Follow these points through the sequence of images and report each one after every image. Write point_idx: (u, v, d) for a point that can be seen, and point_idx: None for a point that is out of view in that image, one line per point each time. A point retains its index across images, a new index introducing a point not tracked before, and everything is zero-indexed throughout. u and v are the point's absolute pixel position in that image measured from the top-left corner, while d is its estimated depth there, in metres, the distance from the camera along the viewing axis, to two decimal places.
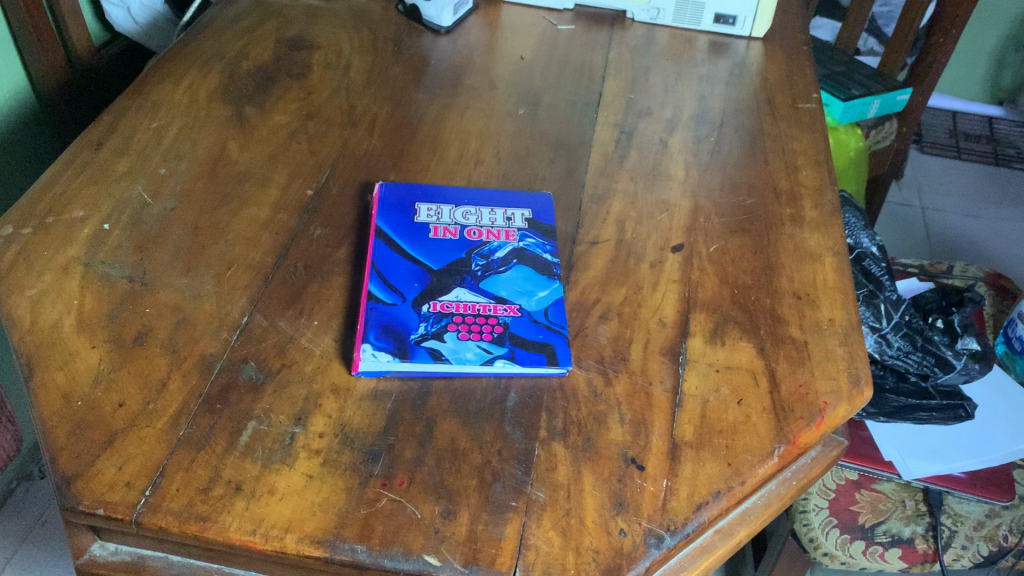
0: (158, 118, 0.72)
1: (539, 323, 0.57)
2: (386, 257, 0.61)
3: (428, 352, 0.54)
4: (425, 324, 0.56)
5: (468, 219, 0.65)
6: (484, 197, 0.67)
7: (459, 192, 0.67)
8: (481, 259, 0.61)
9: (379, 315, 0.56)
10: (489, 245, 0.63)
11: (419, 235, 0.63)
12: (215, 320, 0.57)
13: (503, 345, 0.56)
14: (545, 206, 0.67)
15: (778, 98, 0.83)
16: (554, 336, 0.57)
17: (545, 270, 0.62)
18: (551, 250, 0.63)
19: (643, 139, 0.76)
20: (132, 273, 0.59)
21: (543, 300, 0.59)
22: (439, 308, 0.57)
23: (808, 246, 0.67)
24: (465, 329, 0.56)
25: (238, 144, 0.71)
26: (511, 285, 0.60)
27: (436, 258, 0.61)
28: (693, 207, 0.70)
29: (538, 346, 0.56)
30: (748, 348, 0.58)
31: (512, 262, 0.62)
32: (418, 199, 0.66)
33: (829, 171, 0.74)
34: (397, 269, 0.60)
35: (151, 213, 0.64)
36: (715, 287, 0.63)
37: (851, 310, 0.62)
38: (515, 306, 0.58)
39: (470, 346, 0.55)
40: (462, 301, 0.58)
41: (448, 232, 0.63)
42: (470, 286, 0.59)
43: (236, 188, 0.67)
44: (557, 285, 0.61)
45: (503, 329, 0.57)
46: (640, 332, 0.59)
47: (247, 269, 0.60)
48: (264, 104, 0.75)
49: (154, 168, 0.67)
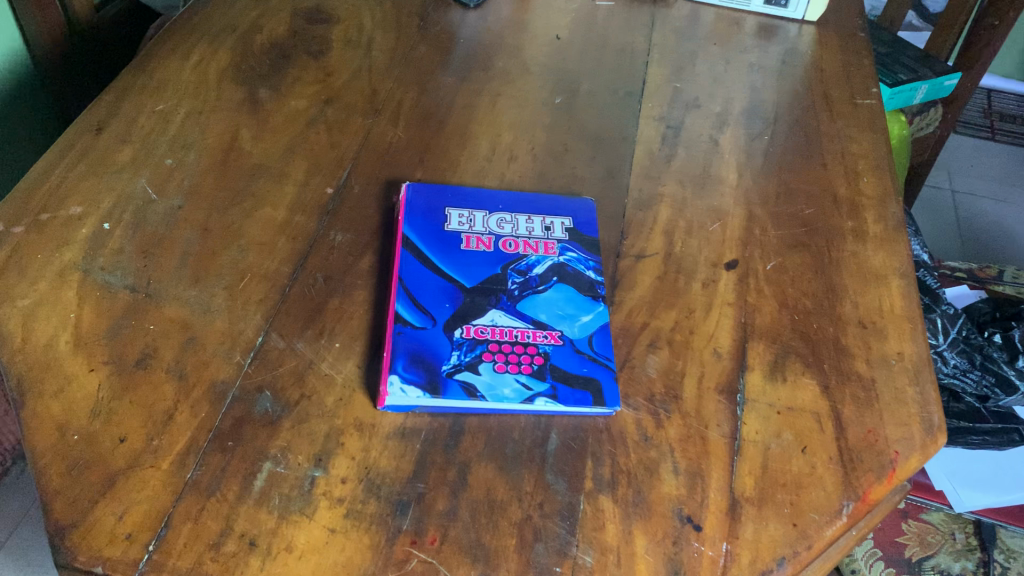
0: (164, 99, 0.66)
1: (583, 354, 0.52)
2: (414, 272, 0.55)
3: (462, 387, 0.49)
4: (458, 353, 0.51)
5: (503, 228, 0.59)
6: (520, 201, 0.61)
7: (493, 195, 0.62)
8: (518, 276, 0.56)
9: (408, 342, 0.51)
10: (526, 259, 0.57)
11: (450, 245, 0.57)
12: (227, 340, 0.51)
13: (544, 380, 0.50)
14: (587, 213, 0.61)
15: (835, 90, 0.76)
16: (601, 370, 0.51)
17: (589, 290, 0.56)
18: (594, 266, 0.58)
19: (691, 135, 0.70)
20: (135, 281, 0.54)
21: (586, 325, 0.54)
22: (473, 333, 0.52)
23: (872, 265, 0.61)
24: (502, 359, 0.51)
25: (250, 133, 0.65)
26: (551, 307, 0.54)
27: (469, 273, 0.55)
28: (747, 216, 0.64)
29: (582, 382, 0.50)
30: (811, 386, 0.53)
31: (552, 280, 0.56)
32: (448, 202, 0.60)
33: (892, 178, 0.68)
34: (427, 288, 0.54)
35: (156, 211, 0.58)
36: (773, 311, 0.57)
37: (922, 343, 0.57)
38: (556, 333, 0.53)
39: (507, 381, 0.50)
40: (498, 326, 0.53)
41: (481, 243, 0.58)
42: (506, 308, 0.54)
43: (250, 184, 0.61)
44: (602, 308, 0.55)
45: (544, 360, 0.51)
46: (694, 363, 0.53)
47: (261, 281, 0.55)
48: (280, 86, 0.69)
49: (159, 159, 0.61)
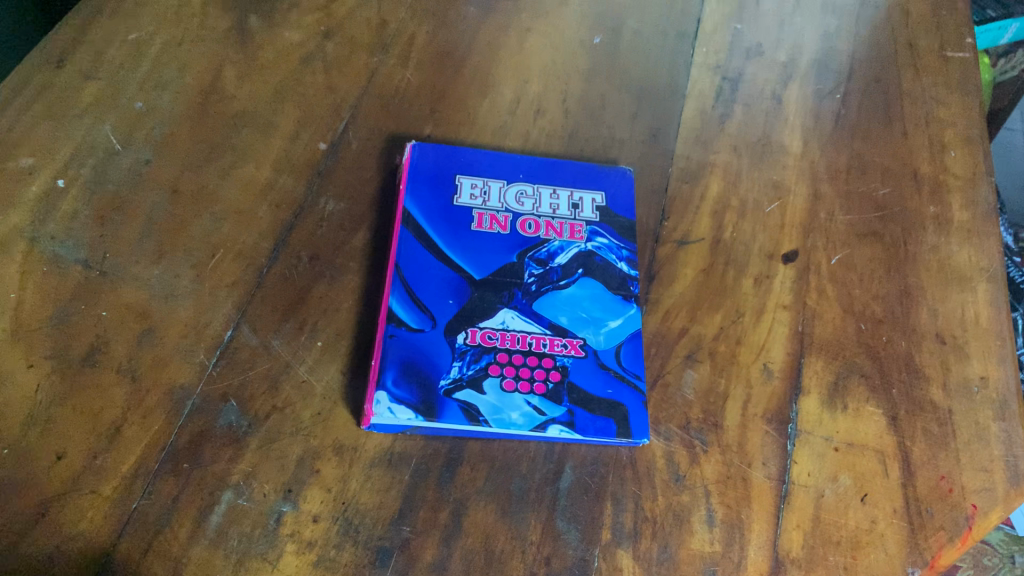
0: (137, 24, 0.56)
1: (608, 371, 0.44)
2: (414, 258, 0.46)
3: (461, 409, 0.41)
4: (459, 364, 0.42)
5: (523, 205, 0.49)
6: (545, 168, 0.51)
7: (514, 158, 0.51)
8: (537, 267, 0.47)
9: (400, 348, 0.42)
10: (548, 246, 0.48)
11: (459, 225, 0.48)
12: (191, 334, 0.44)
13: (560, 403, 0.42)
14: (624, 187, 0.51)
15: (922, 37, 0.65)
16: (628, 392, 0.43)
17: (620, 287, 0.47)
18: (627, 256, 0.49)
19: (750, 89, 0.60)
20: (89, 255, 0.46)
21: (614, 333, 0.45)
22: (479, 339, 0.43)
23: (956, 263, 0.52)
24: (511, 374, 0.42)
25: (236, 72, 0.55)
26: (573, 309, 0.45)
27: (479, 262, 0.46)
28: (811, 196, 0.54)
29: (605, 408, 0.42)
30: (876, 417, 0.45)
31: (576, 273, 0.47)
32: (460, 166, 0.50)
33: (984, 153, 0.58)
34: (428, 279, 0.45)
35: (120, 166, 0.50)
36: (836, 319, 0.49)
37: (1010, 366, 0.48)
38: (578, 342, 0.44)
39: (516, 403, 0.41)
40: (509, 330, 0.44)
41: (496, 223, 0.48)
42: (520, 309, 0.45)
43: (231, 136, 0.52)
44: (633, 312, 0.46)
45: (561, 377, 0.43)
46: (739, 383, 0.45)
47: (236, 259, 0.47)
48: (274, 13, 0.59)
49: (128, 101, 0.52)
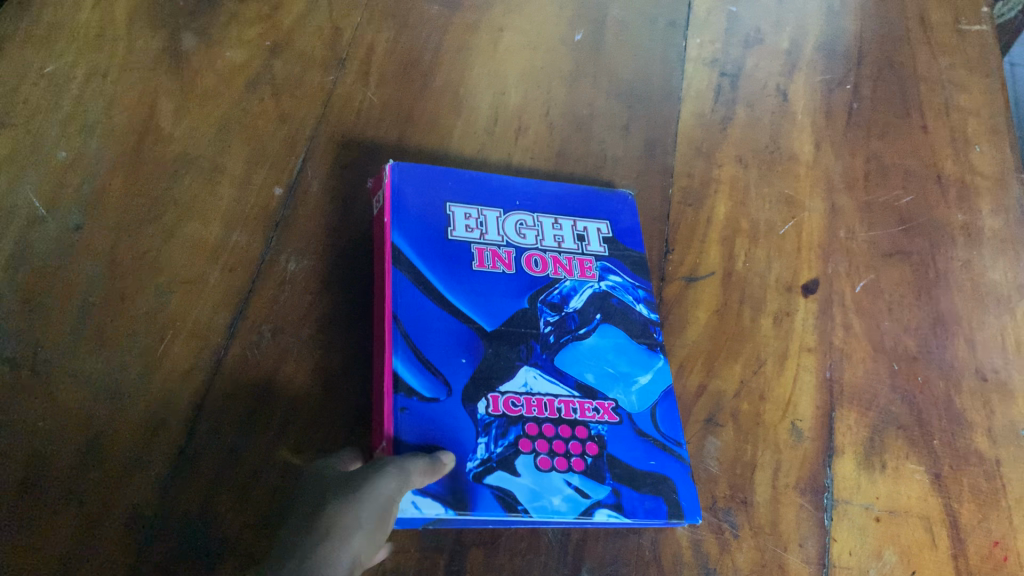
0: (50, 50, 0.48)
1: (648, 437, 0.37)
2: (414, 306, 0.37)
3: (495, 496, 0.33)
4: (484, 440, 0.35)
5: (525, 238, 0.41)
6: (542, 193, 0.44)
7: (507, 180, 0.43)
8: (552, 312, 0.39)
9: (415, 424, 0.34)
10: (560, 287, 0.40)
11: (458, 264, 0.39)
12: (144, 440, 0.39)
13: (602, 481, 0.35)
14: (630, 216, 0.45)
15: (935, 11, 0.58)
16: (673, 460, 0.37)
17: (644, 335, 0.41)
18: (645, 296, 0.42)
19: (752, 85, 0.53)
20: (16, 351, 0.39)
21: (646, 392, 0.39)
22: (503, 407, 0.36)
23: (991, 281, 0.47)
24: (545, 449, 0.35)
25: (171, 103, 0.48)
26: (599, 364, 0.39)
27: (490, 310, 0.38)
28: (829, 210, 0.49)
29: (651, 484, 0.36)
30: (918, 477, 0.41)
31: (595, 320, 0.40)
32: (449, 190, 0.42)
33: (1011, 145, 0.53)
34: (436, 334, 0.37)
35: (45, 234, 0.42)
36: (867, 360, 0.44)
37: None
38: (611, 403, 0.38)
39: (556, 485, 0.35)
40: (534, 394, 0.37)
41: (499, 261, 0.40)
42: (543, 367, 0.38)
43: (174, 186, 0.45)
44: (662, 364, 0.40)
45: (598, 448, 0.36)
46: (767, 450, 0.41)
47: (189, 340, 0.41)
48: (210, 28, 0.50)
49: (49, 149, 0.45)
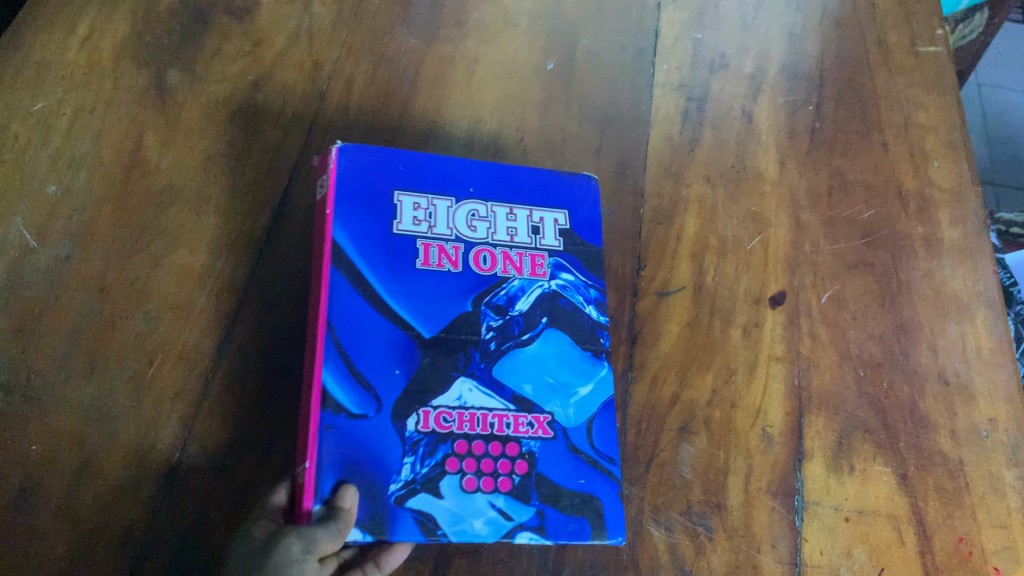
0: (37, 89, 0.49)
1: (580, 453, 0.37)
2: (350, 309, 0.36)
3: (416, 520, 0.34)
4: (411, 460, 0.34)
5: (476, 232, 0.39)
6: (498, 178, 0.41)
7: (461, 164, 0.41)
8: (495, 316, 0.38)
9: (339, 444, 0.34)
10: (506, 286, 0.39)
11: (399, 261, 0.37)
12: (134, 462, 0.40)
13: (528, 502, 0.35)
14: (591, 206, 0.42)
15: (892, 34, 0.61)
16: (602, 480, 0.37)
17: (590, 340, 0.39)
18: (597, 297, 0.40)
19: (719, 108, 0.55)
20: (10, 379, 0.41)
21: (586, 404, 0.38)
22: (431, 424, 0.35)
23: (951, 289, 0.49)
24: (472, 470, 0.35)
25: (156, 136, 0.49)
26: (539, 373, 0.38)
27: (430, 315, 0.37)
28: (795, 225, 0.51)
29: (576, 506, 0.36)
30: (885, 477, 0.42)
31: (539, 323, 0.39)
32: (396, 176, 0.39)
33: (967, 160, 0.55)
34: (371, 343, 0.36)
35: (36, 266, 0.44)
36: (834, 367, 0.45)
37: (1017, 403, 0.45)
38: (545, 416, 0.37)
39: (479, 509, 0.35)
40: (467, 408, 0.36)
41: (445, 257, 0.38)
42: (480, 378, 0.36)
43: (160, 215, 0.47)
44: (605, 373, 0.39)
45: (528, 467, 0.36)
46: (739, 455, 0.42)
47: (177, 364, 0.43)
48: (193, 63, 0.52)
49: (39, 185, 0.46)
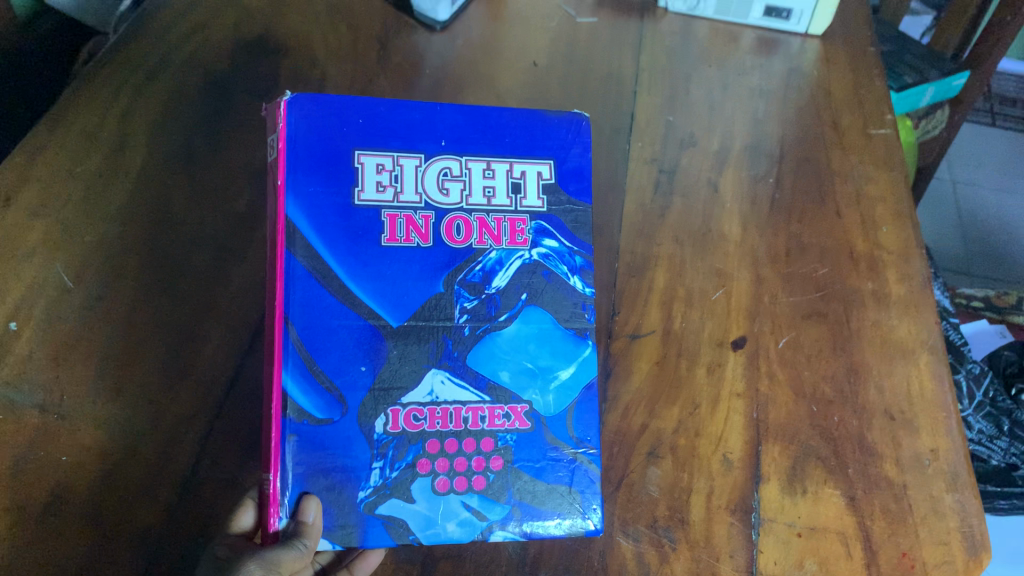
0: (83, 159, 0.56)
1: (560, 445, 0.43)
2: (307, 303, 0.41)
3: (386, 526, 0.40)
4: (381, 464, 0.40)
5: (447, 197, 0.43)
6: (470, 131, 0.44)
7: (431, 117, 0.44)
8: (471, 297, 0.43)
9: (303, 449, 0.40)
10: (483, 260, 0.44)
11: (363, 237, 0.42)
12: (154, 471, 0.44)
13: (501, 499, 0.42)
14: (578, 154, 0.46)
15: (845, 119, 0.68)
16: (579, 471, 0.43)
17: (573, 318, 0.45)
18: (579, 269, 0.46)
19: (687, 179, 0.62)
20: (45, 399, 0.46)
21: (562, 390, 0.44)
22: (404, 425, 0.41)
23: (898, 337, 0.54)
24: (444, 472, 0.41)
25: (184, 198, 0.55)
26: (517, 360, 0.44)
27: (397, 304, 0.42)
28: (755, 278, 0.56)
29: (555, 501, 0.43)
30: (835, 499, 0.46)
31: (519, 304, 0.44)
32: (358, 137, 0.43)
33: (914, 227, 0.61)
34: (330, 345, 0.41)
35: (71, 304, 0.49)
36: (789, 402, 0.50)
37: (958, 436, 0.50)
38: (524, 406, 0.43)
39: (452, 512, 0.41)
40: (440, 402, 0.42)
41: (414, 229, 0.43)
42: (454, 369, 0.42)
43: (184, 262, 0.52)
44: (586, 352, 0.45)
45: (503, 463, 0.42)
46: (701, 477, 0.47)
47: (193, 389, 0.47)
48: (220, 138, 0.59)
49: (79, 236, 0.52)
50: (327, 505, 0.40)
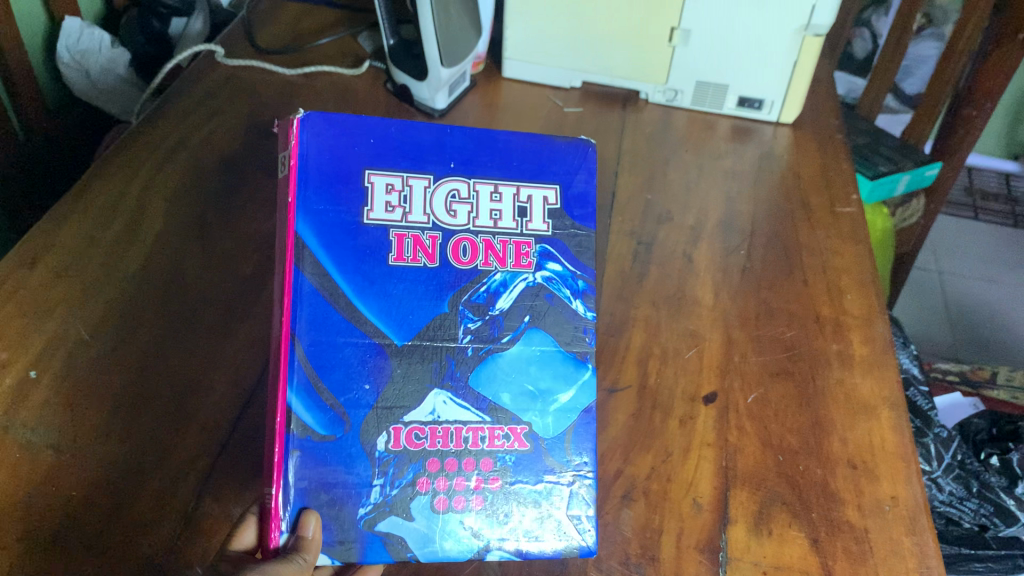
0: (105, 228, 0.61)
1: (558, 467, 0.47)
2: (313, 323, 0.45)
3: (385, 543, 0.44)
4: (382, 482, 0.44)
5: (455, 219, 0.48)
6: (477, 155, 0.49)
7: (441, 142, 0.49)
8: (475, 318, 0.47)
9: (306, 465, 0.43)
10: (487, 282, 0.48)
11: (370, 255, 0.47)
12: (158, 505, 0.47)
13: (500, 521, 0.45)
14: (582, 181, 0.51)
15: (814, 199, 0.72)
16: (576, 494, 0.47)
17: (574, 341, 0.49)
18: (579, 294, 0.50)
19: (664, 251, 0.66)
20: (59, 439, 0.49)
21: (560, 413, 0.48)
22: (406, 442, 0.45)
23: (860, 394, 0.57)
24: (443, 492, 0.45)
25: (197, 263, 0.60)
26: (519, 382, 0.48)
27: (403, 325, 0.46)
28: (726, 339, 0.60)
29: (551, 525, 0.46)
30: (799, 540, 0.49)
31: (524, 325, 0.48)
32: (368, 158, 0.47)
33: (877, 295, 0.65)
34: (334, 363, 0.45)
35: (86, 356, 0.53)
36: (756, 452, 0.53)
37: (918, 485, 0.52)
38: (523, 427, 0.47)
39: (450, 531, 0.45)
40: (441, 422, 0.46)
41: (421, 248, 0.47)
42: (456, 390, 0.46)
43: (194, 319, 0.56)
44: (585, 375, 0.49)
45: (501, 484, 0.46)
46: (673, 518, 0.49)
47: (199, 432, 0.51)
48: (232, 210, 0.64)
49: (96, 295, 0.57)
50: (328, 521, 0.43)
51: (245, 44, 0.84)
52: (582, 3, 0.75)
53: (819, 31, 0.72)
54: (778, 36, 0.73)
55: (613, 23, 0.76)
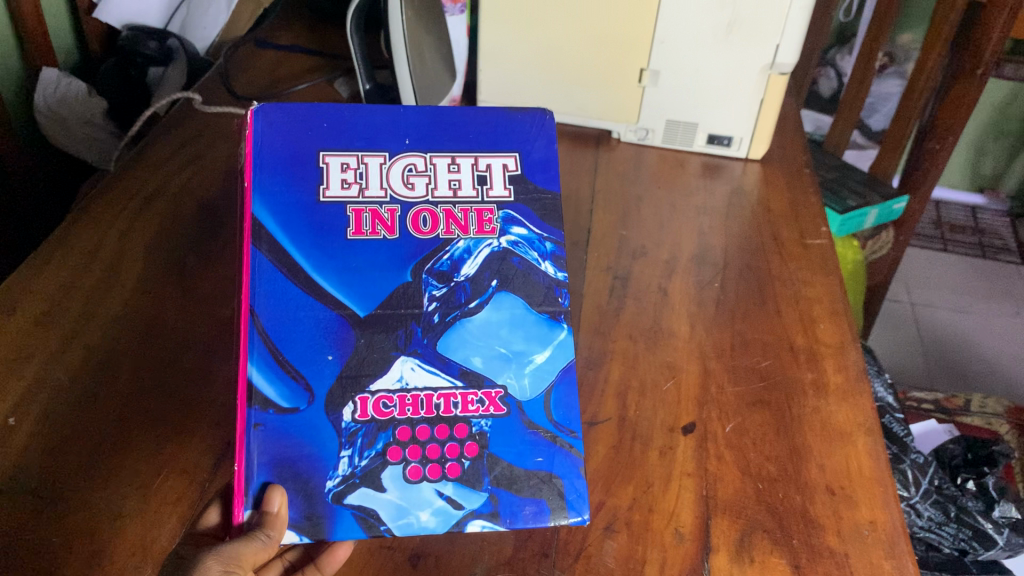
0: (84, 274, 0.62)
1: (538, 429, 0.47)
2: (271, 299, 0.46)
3: (356, 517, 0.44)
4: (351, 453, 0.45)
5: (414, 190, 0.50)
6: (433, 131, 0.52)
7: (395, 122, 0.52)
8: (440, 285, 0.49)
9: (269, 442, 0.44)
10: (451, 250, 0.49)
11: (329, 231, 0.49)
12: (138, 550, 0.46)
13: (479, 488, 0.45)
14: (540, 148, 0.53)
15: (784, 232, 0.74)
16: (560, 455, 0.46)
17: (546, 300, 0.50)
18: (547, 256, 0.51)
19: (639, 285, 0.67)
20: (38, 484, 0.49)
21: (537, 375, 0.48)
22: (372, 410, 0.45)
23: (836, 422, 0.58)
24: (416, 459, 0.45)
25: (176, 306, 0.60)
26: (490, 347, 0.48)
27: (365, 295, 0.48)
28: (702, 371, 0.61)
29: (534, 488, 0.45)
30: (781, 567, 0.49)
31: (491, 288, 0.50)
32: (322, 142, 0.51)
33: (849, 324, 0.66)
34: (294, 337, 0.46)
35: (66, 401, 0.53)
36: (735, 481, 0.54)
37: (896, 510, 0.53)
38: (499, 391, 0.47)
39: (426, 502, 0.44)
40: (409, 391, 0.46)
41: (380, 221, 0.49)
42: (425, 356, 0.47)
43: (174, 362, 0.57)
44: (561, 333, 0.49)
45: (478, 449, 0.46)
46: (655, 548, 0.50)
47: (177, 476, 0.50)
48: (212, 252, 0.65)
49: (77, 342, 0.57)
50: (293, 496, 0.43)
51: (222, 92, 0.85)
52: (551, 46, 0.77)
53: (784, 70, 0.74)
54: (744, 73, 0.75)
55: (582, 64, 0.78)
